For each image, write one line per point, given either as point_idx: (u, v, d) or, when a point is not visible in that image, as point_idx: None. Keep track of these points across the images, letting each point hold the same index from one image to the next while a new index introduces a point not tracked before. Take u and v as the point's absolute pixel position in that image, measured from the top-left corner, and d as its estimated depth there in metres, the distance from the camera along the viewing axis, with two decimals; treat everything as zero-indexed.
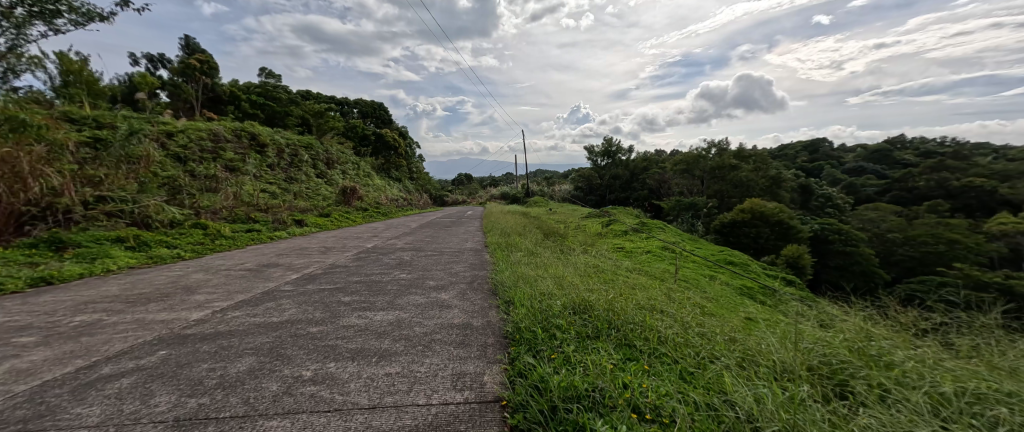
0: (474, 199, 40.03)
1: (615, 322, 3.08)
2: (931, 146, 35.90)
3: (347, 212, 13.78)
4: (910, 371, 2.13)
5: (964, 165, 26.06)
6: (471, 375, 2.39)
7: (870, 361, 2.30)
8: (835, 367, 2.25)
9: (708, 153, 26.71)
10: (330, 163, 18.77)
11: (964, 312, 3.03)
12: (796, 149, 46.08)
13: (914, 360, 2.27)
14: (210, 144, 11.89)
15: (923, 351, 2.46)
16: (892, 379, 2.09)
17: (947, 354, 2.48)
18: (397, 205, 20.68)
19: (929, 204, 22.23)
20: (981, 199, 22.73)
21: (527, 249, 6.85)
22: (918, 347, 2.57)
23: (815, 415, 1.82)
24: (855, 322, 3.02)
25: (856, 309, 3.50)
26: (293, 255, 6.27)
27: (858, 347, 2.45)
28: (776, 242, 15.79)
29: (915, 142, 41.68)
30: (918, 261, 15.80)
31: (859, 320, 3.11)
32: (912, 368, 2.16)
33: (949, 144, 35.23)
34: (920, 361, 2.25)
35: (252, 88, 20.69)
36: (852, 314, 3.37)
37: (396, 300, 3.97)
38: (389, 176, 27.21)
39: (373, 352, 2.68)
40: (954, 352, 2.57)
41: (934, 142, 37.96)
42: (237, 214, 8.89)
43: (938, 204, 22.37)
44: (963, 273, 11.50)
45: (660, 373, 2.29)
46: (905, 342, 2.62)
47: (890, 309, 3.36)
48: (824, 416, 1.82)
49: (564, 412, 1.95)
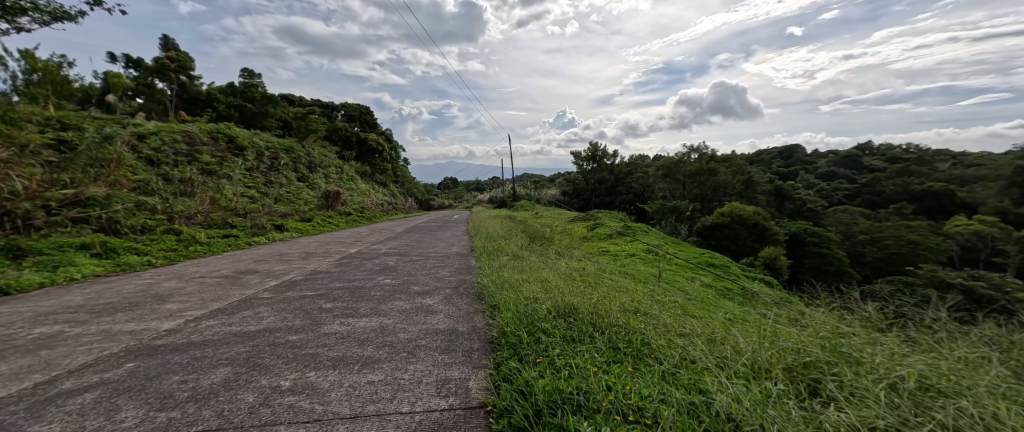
0: (460, 204, 39.72)
1: (601, 324, 3.09)
2: (897, 152, 37.46)
3: (329, 216, 13.56)
4: (872, 365, 2.21)
5: (924, 170, 27.49)
6: (456, 381, 2.35)
7: (838, 357, 2.35)
8: (808, 364, 2.29)
9: (688, 157, 27.29)
10: (312, 167, 18.46)
11: (920, 309, 3.15)
12: (773, 156, 47.28)
13: (884, 356, 2.33)
14: (185, 147, 11.48)
15: (890, 347, 2.52)
16: (856, 373, 2.16)
17: (908, 348, 2.57)
18: (382, 210, 20.62)
19: (895, 207, 23.25)
20: (940, 201, 24.03)
21: (512, 253, 6.83)
22: (885, 342, 2.63)
23: (789, 411, 1.84)
24: (824, 320, 3.12)
25: (823, 308, 3.63)
26: (271, 261, 6.10)
27: (829, 344, 2.54)
28: (753, 244, 16.18)
29: (880, 146, 43.82)
30: (884, 261, 16.50)
31: (828, 318, 3.22)
32: (876, 363, 2.23)
33: (912, 150, 37.23)
34: (884, 356, 2.31)
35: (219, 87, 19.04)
36: (821, 312, 3.48)
37: (380, 306, 3.89)
38: (375, 180, 26.91)
39: (355, 360, 2.61)
40: (915, 345, 2.67)
41: (899, 149, 39.85)
42: (213, 219, 8.66)
43: (900, 208, 23.43)
44: (924, 271, 12.00)
45: (643, 374, 2.31)
46: (871, 337, 2.70)
47: (856, 307, 3.47)
48: (796, 413, 1.85)
49: (548, 416, 1.93)
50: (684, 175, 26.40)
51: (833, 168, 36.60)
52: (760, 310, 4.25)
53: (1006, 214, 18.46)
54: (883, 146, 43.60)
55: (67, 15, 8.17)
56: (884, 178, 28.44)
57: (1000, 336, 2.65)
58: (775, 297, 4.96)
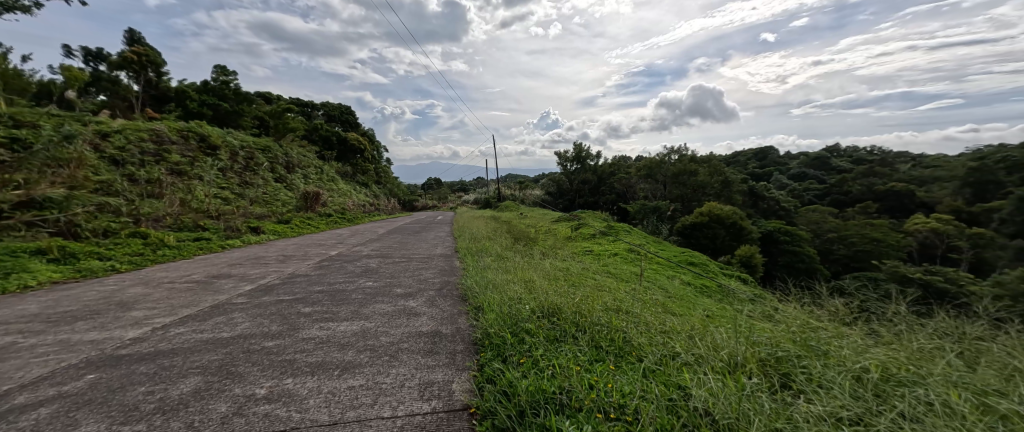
0: (444, 204, 39.46)
1: (583, 323, 3.10)
2: (862, 154, 39.26)
3: (308, 218, 13.27)
4: (839, 358, 2.28)
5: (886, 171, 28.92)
6: (439, 384, 2.31)
7: (808, 351, 2.42)
8: (780, 358, 2.35)
9: (668, 158, 27.82)
10: (290, 167, 18.04)
11: (883, 302, 3.27)
12: (748, 157, 48.74)
13: (851, 348, 2.40)
14: (152, 146, 11.02)
15: (857, 340, 2.60)
16: (824, 366, 2.22)
17: (874, 340, 2.66)
18: (364, 211, 20.33)
19: (861, 207, 24.37)
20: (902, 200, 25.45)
21: (497, 254, 6.78)
22: (851, 335, 2.72)
23: (764, 404, 1.87)
24: (797, 315, 3.20)
25: (794, 303, 3.74)
26: (246, 265, 5.91)
27: (800, 338, 2.60)
28: (730, 242, 16.57)
29: (846, 148, 45.82)
30: (850, 258, 17.27)
31: (800, 313, 3.31)
32: (843, 355, 2.30)
33: (876, 152, 39.09)
34: (852, 349, 2.38)
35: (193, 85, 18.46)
36: (792, 307, 3.58)
37: (362, 309, 3.80)
38: (356, 181, 26.49)
39: (335, 365, 2.54)
40: (878, 337, 2.77)
41: (864, 151, 41.76)
42: (183, 221, 8.35)
43: (865, 208, 24.58)
44: (885, 267, 12.60)
45: (625, 372, 2.32)
46: (839, 331, 2.79)
47: (825, 302, 3.58)
48: (770, 405, 1.88)
49: (531, 416, 1.92)
50: (664, 175, 26.89)
51: (804, 169, 38.03)
52: (737, 306, 4.33)
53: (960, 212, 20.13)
54: (849, 148, 45.59)
55: (19, 5, 7.74)
56: (851, 179, 29.73)
57: (954, 328, 2.78)
58: (751, 294, 5.07)
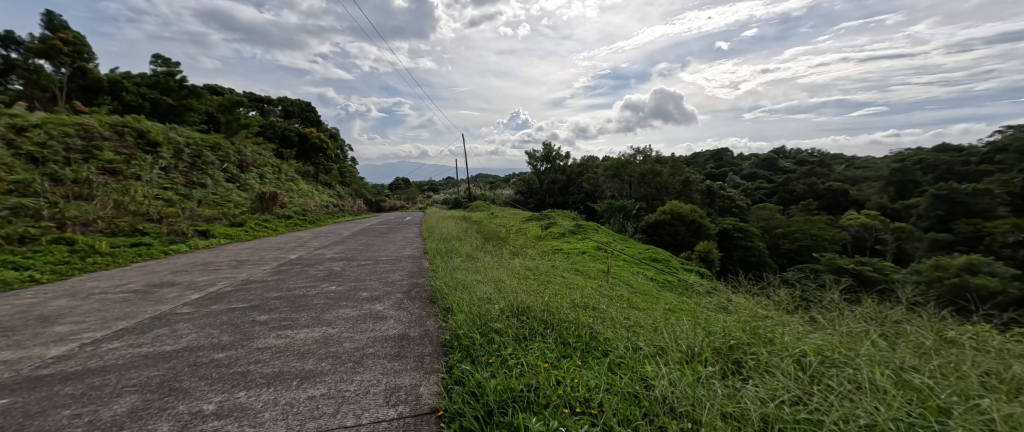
0: (412, 204, 38.81)
1: (551, 321, 3.10)
2: (805, 156, 42.40)
3: (265, 220, 12.64)
4: (783, 344, 2.40)
5: (825, 172, 31.50)
6: (406, 388, 2.23)
7: (756, 338, 2.53)
8: (734, 346, 2.45)
9: (634, 159, 28.78)
10: (244, 166, 17.10)
11: (817, 292, 3.49)
12: (706, 158, 51.19)
13: (793, 335, 2.54)
14: (80, 142, 10.07)
15: (800, 327, 2.74)
16: (773, 352, 2.33)
17: (816, 326, 2.82)
18: (327, 211, 19.65)
19: (803, 204, 26.32)
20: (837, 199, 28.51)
21: (466, 254, 6.70)
22: (793, 322, 2.87)
23: (718, 391, 1.93)
24: (750, 306, 3.35)
25: (747, 295, 3.92)
26: (192, 272, 5.51)
27: (749, 327, 2.72)
28: (691, 239, 17.23)
29: (791, 151, 49.32)
30: (795, 252, 18.58)
31: (751, 304, 3.47)
32: (787, 341, 2.42)
33: (816, 154, 42.40)
34: (798, 335, 2.51)
35: (133, 77, 16.84)
36: (746, 299, 3.75)
37: (324, 315, 3.64)
38: (319, 181, 25.58)
39: (294, 375, 2.40)
40: (816, 323, 2.95)
41: (806, 153, 45.14)
42: (119, 225, 7.70)
43: (807, 205, 26.56)
44: (823, 259, 13.65)
45: (591, 367, 2.33)
46: (783, 319, 2.94)
47: (774, 293, 3.77)
48: (723, 391, 1.95)
49: (499, 415, 1.89)
50: (630, 175, 27.65)
51: (755, 169, 40.49)
52: (696, 299, 4.49)
53: (885, 208, 23.89)
54: (793, 151, 49.15)
55: None
56: (796, 179, 31.99)
57: (878, 312, 2.99)
58: (711, 288, 5.27)
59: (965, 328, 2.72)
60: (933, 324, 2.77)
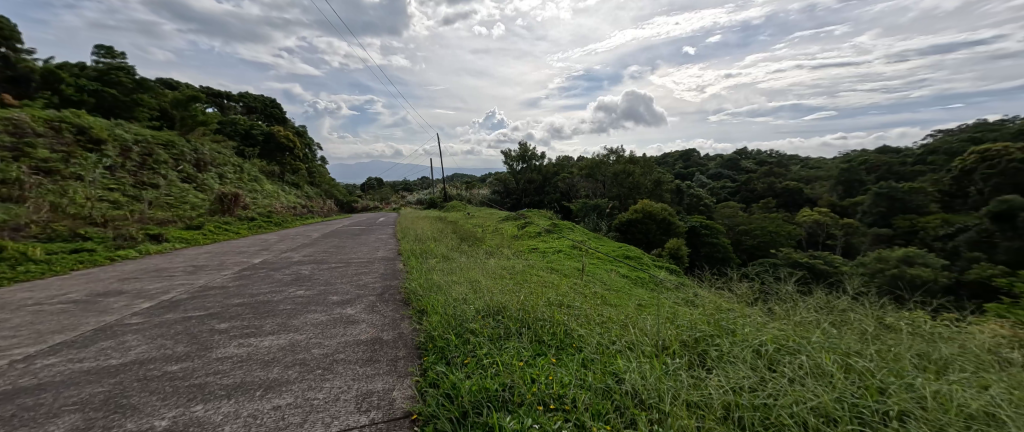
0: (384, 205, 38.11)
1: (527, 319, 3.08)
2: (764, 157, 44.67)
3: (226, 222, 12.07)
4: (742, 334, 2.48)
5: (782, 172, 33.36)
6: (379, 393, 2.16)
7: (718, 330, 2.60)
8: (698, 338, 2.51)
9: (608, 159, 29.39)
10: (202, 165, 16.22)
11: (771, 286, 3.62)
12: (674, 158, 52.93)
13: (752, 325, 2.62)
14: (8, 138, 9.14)
15: (757, 318, 2.83)
16: (732, 342, 2.40)
17: (772, 317, 2.93)
18: (294, 213, 19.02)
19: (764, 203, 27.65)
20: (793, 198, 30.26)
21: (442, 255, 6.61)
22: (750, 314, 2.96)
23: (685, 382, 1.97)
24: (711, 299, 3.44)
25: (709, 290, 4.04)
26: (143, 279, 5.16)
27: (712, 319, 2.79)
28: (661, 236, 17.69)
29: (751, 152, 51.89)
30: (756, 248, 19.60)
31: (712, 297, 3.56)
32: (745, 331, 2.50)
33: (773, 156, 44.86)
34: (755, 326, 2.59)
35: (74, 67, 15.53)
36: (708, 293, 3.86)
37: (291, 321, 3.48)
38: (284, 180, 24.66)
39: (258, 384, 2.27)
40: (773, 314, 3.07)
41: (766, 155, 47.61)
42: (57, 230, 7.11)
43: (767, 203, 27.86)
44: (781, 254, 14.35)
45: (563, 363, 2.32)
46: (742, 311, 3.03)
47: (734, 288, 3.89)
48: (689, 381, 1.99)
49: (474, 416, 1.85)
50: (603, 174, 28.15)
51: (719, 169, 42.25)
52: (665, 295, 4.58)
53: (834, 206, 25.83)
54: (753, 152, 51.75)
55: None
56: (756, 179, 33.59)
57: (824, 302, 3.12)
58: (680, 283, 5.40)
59: (900, 314, 2.88)
60: (873, 311, 2.93)
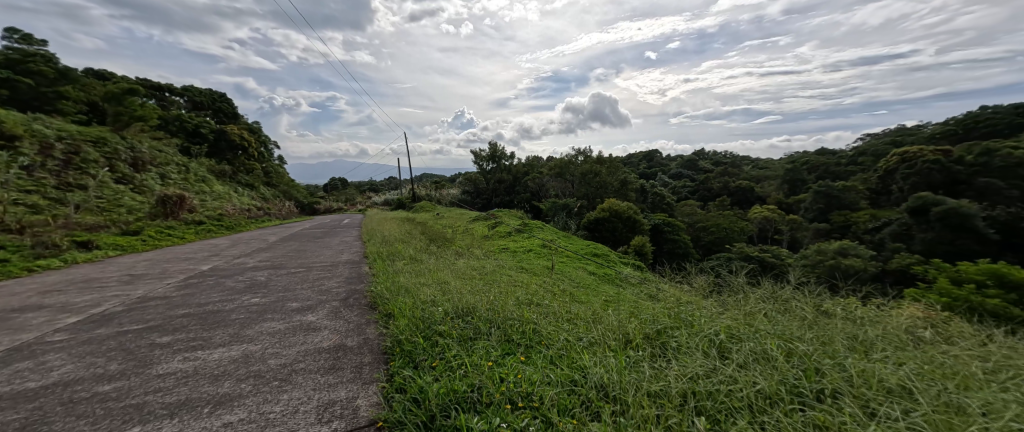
0: (350, 206, 37.28)
1: (498, 319, 3.40)
2: (721, 157, 47.30)
3: (168, 226, 11.53)
4: (702, 325, 2.92)
5: (735, 172, 35.57)
6: (341, 402, 2.40)
7: (680, 322, 3.04)
8: (662, 332, 2.93)
9: (576, 159, 30.21)
10: (139, 164, 15.06)
11: (727, 279, 4.13)
12: (639, 158, 54.93)
13: (710, 316, 3.07)
14: None
15: (712, 309, 3.31)
16: (687, 334, 2.83)
17: (724, 308, 3.41)
18: (247, 216, 18.36)
19: (719, 201, 29.36)
20: (745, 196, 32.31)
21: (410, 257, 6.80)
22: (708, 305, 3.43)
23: (648, 372, 2.36)
24: (674, 293, 3.91)
25: (673, 284, 4.54)
26: (69, 292, 5.03)
27: (676, 313, 3.23)
28: (628, 234, 18.60)
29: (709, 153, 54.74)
30: (713, 244, 20.82)
31: (675, 291, 4.03)
32: (704, 323, 2.95)
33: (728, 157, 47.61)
34: (710, 317, 3.05)
35: None
36: (672, 287, 4.33)
37: (243, 331, 3.61)
38: (238, 181, 23.62)
39: (205, 401, 2.42)
40: (730, 303, 3.57)
41: (723, 155, 50.39)
42: None
43: (722, 201, 29.58)
44: (735, 248, 15.41)
45: (533, 361, 2.67)
46: (701, 302, 3.50)
47: (694, 281, 4.39)
48: (652, 372, 2.38)
49: (441, 419, 2.14)
50: (572, 174, 28.94)
51: (681, 169, 44.34)
52: (633, 289, 5.04)
53: (782, 203, 27.90)
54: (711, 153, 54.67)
55: None
56: (713, 178, 35.55)
57: (773, 292, 3.65)
58: (644, 278, 5.91)
59: (838, 301, 3.44)
60: (814, 300, 3.46)
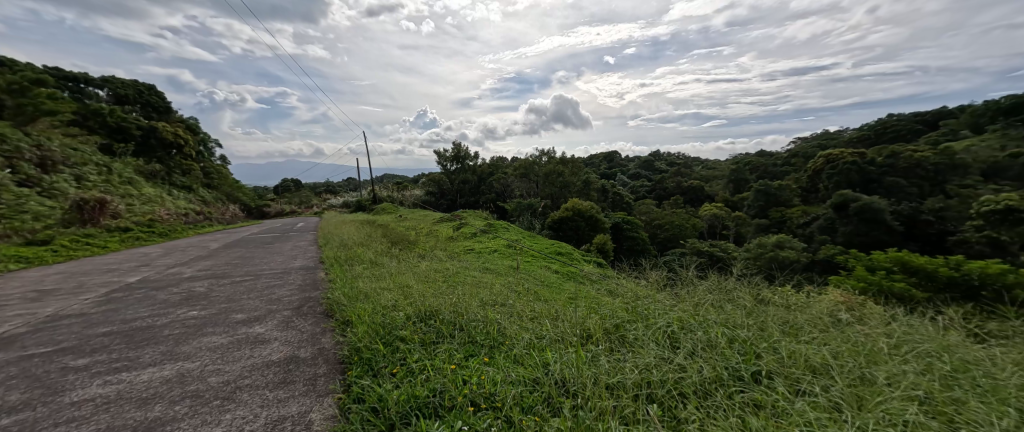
0: (306, 208, 35.68)
1: (460, 322, 3.47)
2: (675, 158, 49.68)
3: (88, 236, 10.52)
4: (653, 318, 3.14)
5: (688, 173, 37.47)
6: (293, 417, 2.37)
7: (635, 316, 3.25)
8: (617, 327, 3.13)
9: (540, 160, 30.58)
10: (52, 164, 13.36)
11: (678, 275, 4.42)
12: (600, 159, 56.52)
13: (661, 309, 3.30)
14: None
15: (661, 302, 3.55)
16: (637, 329, 3.04)
17: (674, 300, 3.67)
18: (183, 221, 17.13)
19: (673, 200, 30.80)
20: (696, 194, 34.09)
21: (370, 261, 6.69)
22: (659, 299, 3.67)
23: (604, 365, 2.53)
24: (629, 289, 4.15)
25: (629, 279, 4.80)
26: None
27: (631, 308, 3.44)
28: (590, 232, 19.12)
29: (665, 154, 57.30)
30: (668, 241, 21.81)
31: (631, 287, 4.27)
32: (654, 316, 3.17)
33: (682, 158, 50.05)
34: (659, 310, 3.27)
35: None
36: (628, 282, 4.58)
37: (179, 347, 3.40)
38: (173, 183, 21.91)
39: (137, 426, 2.28)
40: (679, 296, 3.84)
41: (677, 156, 52.90)
42: None
43: (676, 200, 31.07)
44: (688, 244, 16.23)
45: (495, 362, 2.77)
46: (653, 296, 3.74)
47: (648, 276, 4.67)
48: (606, 365, 2.55)
49: (402, 426, 2.19)
50: (536, 175, 29.26)
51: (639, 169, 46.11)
52: (593, 285, 5.27)
53: (728, 201, 29.79)
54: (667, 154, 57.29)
55: None
56: (669, 178, 37.24)
57: (718, 283, 3.96)
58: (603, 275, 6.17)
59: (776, 290, 3.80)
60: (753, 289, 3.79)
